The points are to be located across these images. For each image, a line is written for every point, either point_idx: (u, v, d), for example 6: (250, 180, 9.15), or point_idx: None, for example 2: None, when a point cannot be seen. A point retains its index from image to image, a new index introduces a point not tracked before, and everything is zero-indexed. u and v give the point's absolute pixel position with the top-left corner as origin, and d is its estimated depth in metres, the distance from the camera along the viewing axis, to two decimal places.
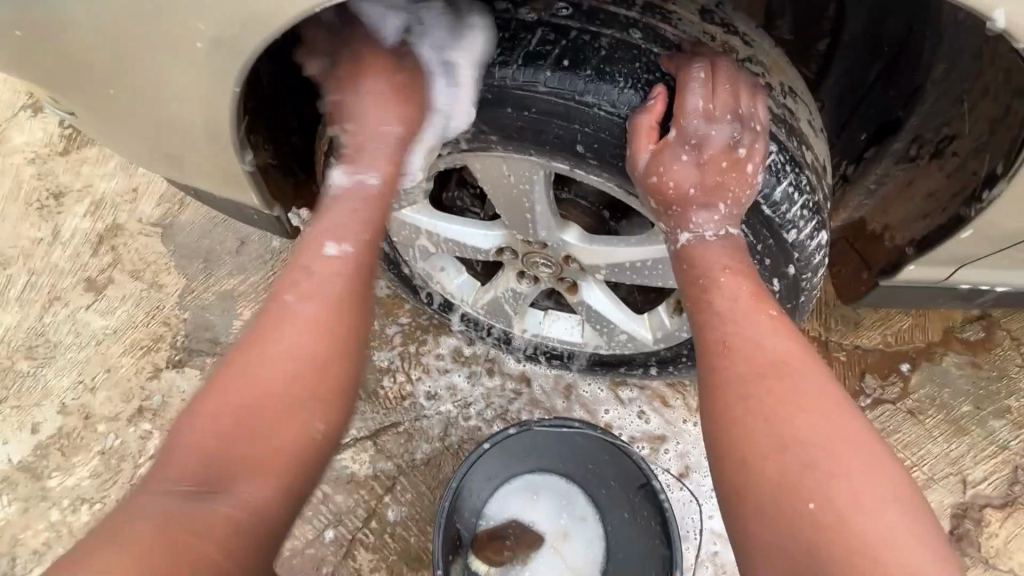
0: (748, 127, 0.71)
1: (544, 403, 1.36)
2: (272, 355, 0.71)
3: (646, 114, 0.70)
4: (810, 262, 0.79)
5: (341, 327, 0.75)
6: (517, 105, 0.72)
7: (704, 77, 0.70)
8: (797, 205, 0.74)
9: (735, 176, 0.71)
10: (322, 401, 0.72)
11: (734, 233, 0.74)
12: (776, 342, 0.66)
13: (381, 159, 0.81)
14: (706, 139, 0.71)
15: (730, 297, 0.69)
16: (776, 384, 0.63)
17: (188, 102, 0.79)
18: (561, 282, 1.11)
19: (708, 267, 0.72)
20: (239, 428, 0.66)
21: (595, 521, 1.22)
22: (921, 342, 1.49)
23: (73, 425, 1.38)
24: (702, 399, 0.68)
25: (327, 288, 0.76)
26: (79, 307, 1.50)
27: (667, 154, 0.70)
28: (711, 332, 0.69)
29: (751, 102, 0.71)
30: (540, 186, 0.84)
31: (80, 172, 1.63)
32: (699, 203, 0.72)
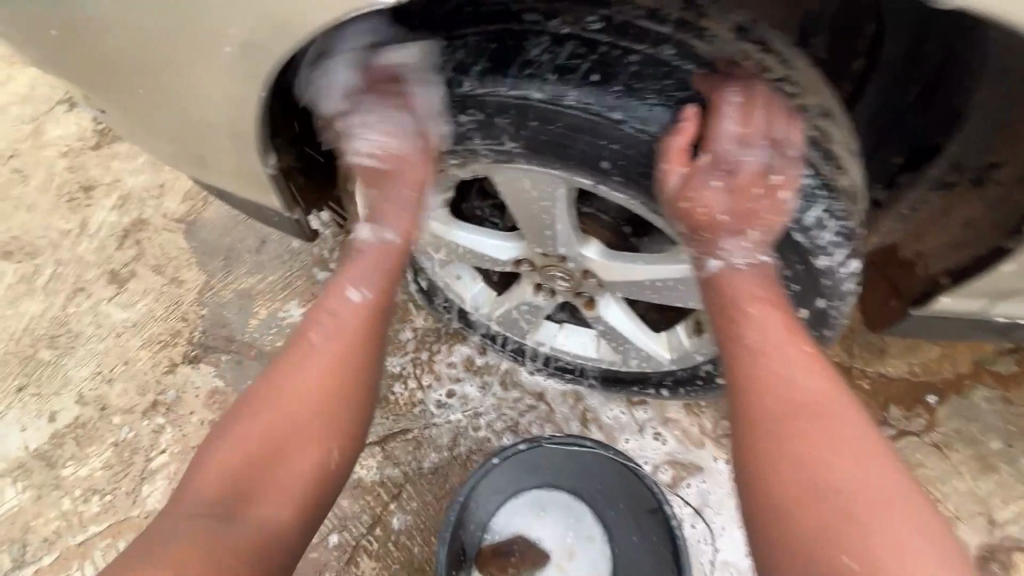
0: (784, 153, 0.71)
1: (554, 417, 1.35)
2: (303, 385, 0.82)
3: (676, 137, 0.69)
4: (839, 290, 0.77)
5: (363, 364, 0.86)
6: (540, 118, 0.71)
7: (739, 101, 0.69)
8: (829, 231, 0.72)
9: (768, 204, 0.72)
10: (337, 426, 0.83)
11: (766, 259, 0.75)
12: (808, 379, 0.68)
13: (401, 218, 0.91)
14: (739, 165, 0.75)
15: (762, 330, 0.71)
16: (806, 422, 0.66)
17: (215, 104, 0.79)
18: (578, 297, 1.09)
19: (742, 301, 0.73)
20: (267, 447, 0.78)
21: (603, 542, 1.19)
22: (949, 374, 1.44)
23: (89, 416, 1.40)
24: (734, 429, 0.71)
25: (347, 326, 0.86)
26: (102, 299, 1.53)
27: (696, 180, 0.73)
28: (743, 364, 0.71)
29: (787, 126, 0.70)
30: (562, 202, 0.83)
31: (109, 167, 1.67)
32: (727, 229, 0.75)
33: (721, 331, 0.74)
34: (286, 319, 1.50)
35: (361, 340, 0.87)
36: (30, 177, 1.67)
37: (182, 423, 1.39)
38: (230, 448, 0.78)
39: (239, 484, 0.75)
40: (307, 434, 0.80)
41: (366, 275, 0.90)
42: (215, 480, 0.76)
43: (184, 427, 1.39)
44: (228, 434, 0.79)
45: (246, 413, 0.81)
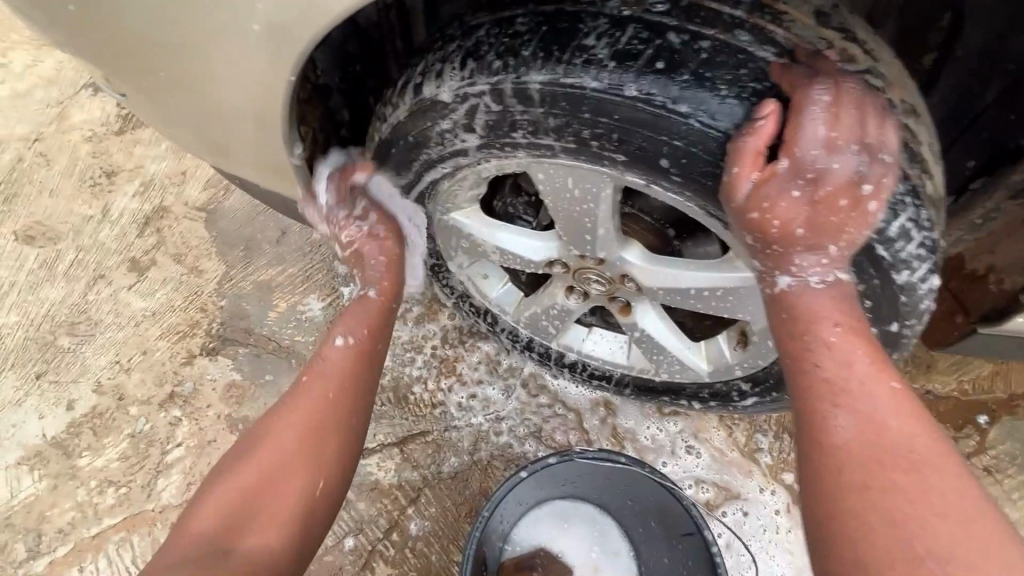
0: (877, 158, 0.60)
1: (578, 423, 1.30)
2: (288, 426, 0.83)
3: (753, 137, 0.60)
4: (916, 307, 0.71)
5: (350, 401, 0.86)
6: (595, 111, 0.65)
7: (827, 100, 0.59)
8: (914, 244, 0.65)
9: (854, 217, 0.61)
10: (330, 467, 0.82)
11: (842, 277, 0.64)
12: (898, 420, 0.57)
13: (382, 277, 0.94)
14: (826, 174, 0.59)
15: (842, 360, 0.60)
16: (893, 470, 0.54)
17: (238, 88, 0.75)
18: (612, 302, 1.03)
19: (814, 321, 0.62)
20: (255, 490, 0.77)
21: (629, 557, 1.15)
22: (1002, 393, 1.35)
23: (106, 406, 1.38)
24: (803, 477, 0.60)
25: (337, 370, 0.88)
26: (122, 287, 1.51)
27: (771, 188, 0.60)
28: (815, 396, 0.60)
29: (882, 128, 0.60)
30: (605, 205, 0.78)
31: (132, 152, 1.65)
32: (805, 244, 0.62)
33: (787, 356, 0.63)
34: (306, 313, 1.47)
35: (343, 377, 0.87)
36: (53, 161, 1.65)
37: (198, 417, 1.37)
38: (220, 496, 0.77)
39: (226, 530, 0.73)
40: (292, 470, 0.79)
41: (354, 326, 0.91)
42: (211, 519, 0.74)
43: (200, 421, 1.36)
44: (219, 486, 0.78)
45: (235, 463, 0.81)
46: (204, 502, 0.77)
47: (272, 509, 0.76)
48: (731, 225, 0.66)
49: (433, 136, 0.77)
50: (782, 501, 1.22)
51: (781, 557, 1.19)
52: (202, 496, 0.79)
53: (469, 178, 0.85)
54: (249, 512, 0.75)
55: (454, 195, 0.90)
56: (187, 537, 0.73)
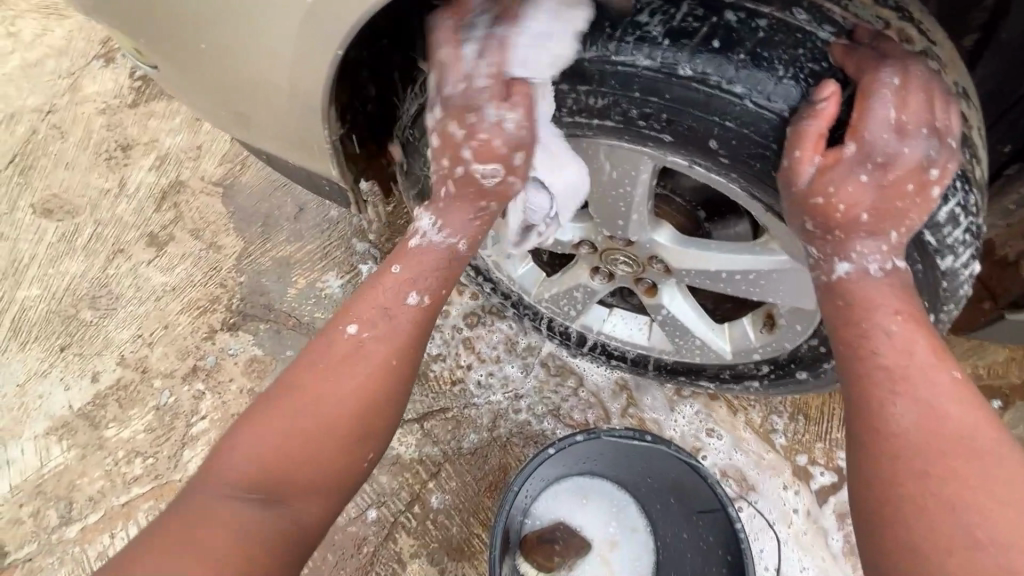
0: (946, 143, 0.61)
1: (597, 402, 1.33)
2: (344, 379, 0.72)
3: (817, 120, 0.61)
4: (954, 293, 0.71)
5: (409, 363, 0.76)
6: (645, 90, 0.64)
7: (897, 84, 0.60)
8: (960, 229, 0.65)
9: (920, 202, 0.63)
10: (383, 435, 0.73)
11: (899, 264, 0.65)
12: (959, 410, 0.57)
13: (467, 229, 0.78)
14: (895, 158, 0.61)
15: (901, 347, 0.61)
16: (953, 459, 0.55)
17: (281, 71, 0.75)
18: (638, 283, 1.03)
19: (874, 308, 0.63)
20: (303, 445, 0.68)
21: (647, 533, 1.19)
22: (1017, 379, 1.36)
23: (130, 378, 1.40)
24: (852, 461, 0.61)
25: (400, 329, 0.75)
26: (142, 262, 1.52)
27: (838, 172, 0.62)
28: (873, 382, 0.60)
29: (948, 113, 0.61)
30: (642, 187, 0.77)
31: (147, 126, 1.64)
32: (867, 228, 0.63)
33: (842, 343, 0.64)
34: (325, 290, 1.48)
35: (407, 339, 0.76)
36: (67, 133, 1.64)
37: (221, 391, 1.39)
38: (263, 441, 0.67)
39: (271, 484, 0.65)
40: (347, 431, 0.70)
41: (427, 284, 0.77)
42: (241, 475, 0.65)
43: (223, 394, 1.38)
44: (260, 430, 0.68)
45: (281, 406, 0.69)
46: (244, 440, 0.67)
47: (320, 467, 0.68)
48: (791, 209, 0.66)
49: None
50: (805, 502, 1.23)
51: (795, 550, 1.20)
52: (238, 430, 0.69)
53: None
54: (296, 467, 0.67)
55: None
56: (224, 479, 0.65)
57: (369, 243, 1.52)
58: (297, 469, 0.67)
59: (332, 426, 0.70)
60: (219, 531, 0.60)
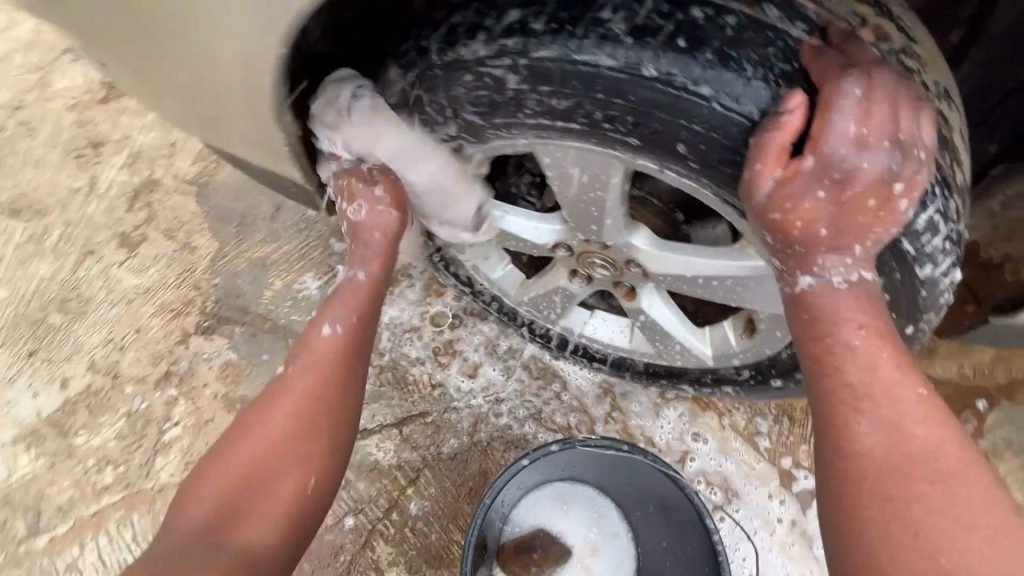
0: (910, 156, 0.57)
1: (579, 405, 1.30)
2: (276, 413, 0.78)
3: (780, 131, 0.56)
4: (935, 301, 0.69)
5: (340, 387, 0.82)
6: (609, 91, 0.61)
7: (859, 93, 0.55)
8: (940, 237, 0.62)
9: (883, 216, 0.59)
10: (321, 456, 0.78)
11: (867, 277, 0.61)
12: (924, 429, 0.56)
13: (375, 260, 0.88)
14: (855, 174, 0.56)
15: (866, 365, 0.58)
16: (919, 482, 0.53)
17: (230, 65, 0.70)
18: (616, 287, 1.00)
19: (836, 322, 0.60)
20: (243, 480, 0.74)
21: (628, 540, 1.16)
22: (1003, 378, 1.34)
23: (101, 384, 1.36)
24: (820, 483, 0.59)
25: (324, 359, 0.82)
26: (113, 263, 1.48)
27: (795, 188, 0.57)
28: (838, 402, 0.58)
29: (915, 122, 0.57)
30: (614, 191, 0.74)
31: (118, 122, 1.59)
32: (828, 245, 0.59)
33: (806, 359, 0.61)
34: (302, 292, 1.44)
35: (332, 366, 0.83)
36: (36, 130, 1.59)
37: (195, 396, 1.35)
38: (207, 489, 0.73)
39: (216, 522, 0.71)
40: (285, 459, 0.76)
41: (344, 313, 0.85)
42: (192, 522, 0.71)
43: (197, 400, 1.35)
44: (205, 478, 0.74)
45: (223, 453, 0.76)
46: (191, 492, 0.74)
47: (263, 497, 0.74)
48: (750, 223, 0.62)
49: (444, 99, 0.71)
50: (789, 512, 1.21)
51: (778, 555, 1.19)
52: (187, 485, 0.75)
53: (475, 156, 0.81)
54: (240, 503, 0.72)
55: None
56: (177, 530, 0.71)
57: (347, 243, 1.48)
58: (240, 504, 0.72)
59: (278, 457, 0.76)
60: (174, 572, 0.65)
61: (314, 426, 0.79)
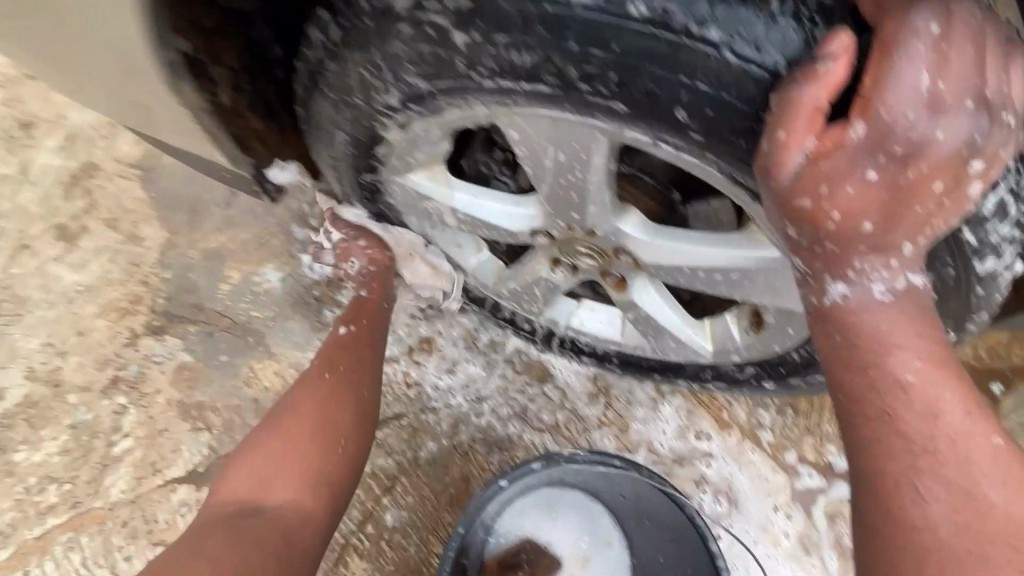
0: (998, 122, 0.44)
1: (568, 403, 1.20)
2: (302, 396, 0.89)
3: (813, 86, 0.44)
4: (991, 298, 0.58)
5: (358, 373, 0.95)
6: (585, 40, 0.48)
7: (936, 34, 0.41)
8: (1008, 223, 0.51)
9: (948, 204, 0.46)
10: (345, 429, 0.88)
11: (915, 282, 0.50)
12: (996, 490, 0.47)
13: (371, 284, 1.05)
14: (922, 145, 0.43)
15: (926, 412, 0.48)
16: (997, 562, 0.45)
17: (86, 4, 0.62)
18: (605, 277, 0.88)
19: (890, 358, 0.49)
20: (278, 452, 0.83)
21: (621, 549, 1.07)
22: (1020, 360, 1.25)
23: (41, 395, 1.23)
24: (869, 556, 0.49)
25: (341, 352, 0.97)
26: (49, 259, 1.33)
27: (835, 164, 0.44)
28: (893, 457, 0.48)
29: (1005, 75, 0.44)
30: (597, 169, 0.62)
31: (50, 100, 1.42)
32: (873, 242, 0.47)
33: (850, 400, 0.51)
34: (262, 285, 1.31)
35: (349, 354, 0.97)
36: None
37: (147, 404, 1.23)
38: (245, 466, 0.82)
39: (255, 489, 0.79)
40: (312, 433, 0.85)
41: (355, 316, 1.03)
42: (231, 491, 0.80)
43: (149, 409, 1.23)
44: (243, 460, 0.83)
45: (260, 438, 0.85)
46: (229, 474, 0.83)
47: (294, 465, 0.82)
48: (769, 210, 0.50)
49: (382, 60, 0.57)
50: (795, 527, 1.14)
51: (785, 563, 1.13)
52: (226, 470, 0.84)
53: (434, 132, 0.66)
54: (275, 470, 0.81)
55: (408, 154, 0.72)
56: (219, 502, 0.79)
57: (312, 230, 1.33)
58: (275, 472, 0.81)
59: (301, 444, 0.84)
60: (222, 533, 0.72)
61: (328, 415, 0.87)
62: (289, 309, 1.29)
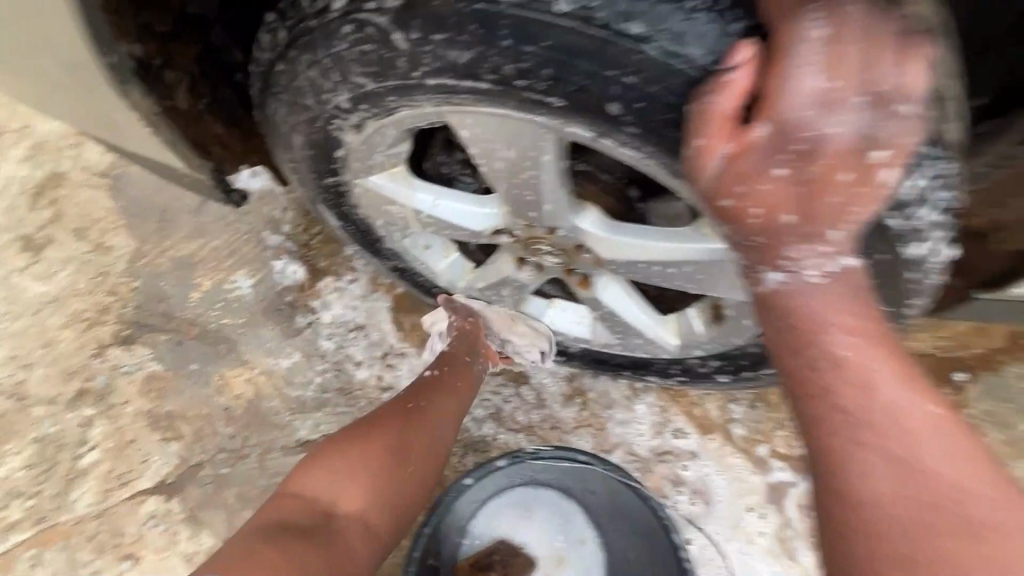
0: (897, 116, 0.44)
1: (542, 403, 1.21)
2: (389, 421, 0.89)
3: (722, 94, 0.47)
4: (920, 283, 0.62)
5: (443, 419, 0.94)
6: (517, 36, 0.50)
7: (826, 33, 0.42)
8: (930, 208, 0.55)
9: (862, 193, 0.47)
10: (420, 474, 0.87)
11: (849, 265, 0.51)
12: (934, 456, 0.49)
13: (467, 352, 1.02)
14: (820, 143, 0.44)
15: (862, 387, 0.50)
16: (939, 528, 0.47)
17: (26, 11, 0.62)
18: (570, 275, 0.89)
19: (827, 335, 0.51)
20: (362, 467, 0.82)
21: (596, 546, 1.07)
22: (982, 349, 1.28)
23: (5, 408, 1.21)
24: (824, 532, 0.52)
25: (433, 391, 0.96)
26: (14, 271, 1.31)
27: (748, 163, 0.46)
28: (834, 433, 0.50)
29: (909, 65, 0.42)
30: (547, 167, 0.63)
31: (16, 110, 1.40)
32: (797, 232, 0.49)
33: (792, 383, 0.53)
34: (232, 292, 1.29)
35: (441, 399, 0.96)
36: None
37: (115, 415, 1.21)
38: (332, 464, 0.81)
39: (332, 496, 0.78)
40: (394, 460, 0.84)
41: (451, 364, 1.01)
42: (310, 490, 0.78)
43: (117, 420, 1.21)
44: (325, 460, 0.82)
45: (347, 442, 0.84)
46: (311, 466, 0.81)
47: (375, 487, 0.81)
48: (703, 210, 0.53)
49: (329, 59, 0.58)
50: (767, 522, 1.15)
51: (761, 559, 1.14)
52: (306, 463, 0.82)
53: (388, 133, 0.67)
54: (357, 486, 0.80)
55: (365, 156, 0.73)
56: (291, 500, 0.76)
57: (283, 236, 1.32)
58: (357, 489, 0.80)
59: (379, 465, 0.83)
60: (304, 532, 0.71)
61: (408, 438, 0.88)
62: (260, 315, 1.28)
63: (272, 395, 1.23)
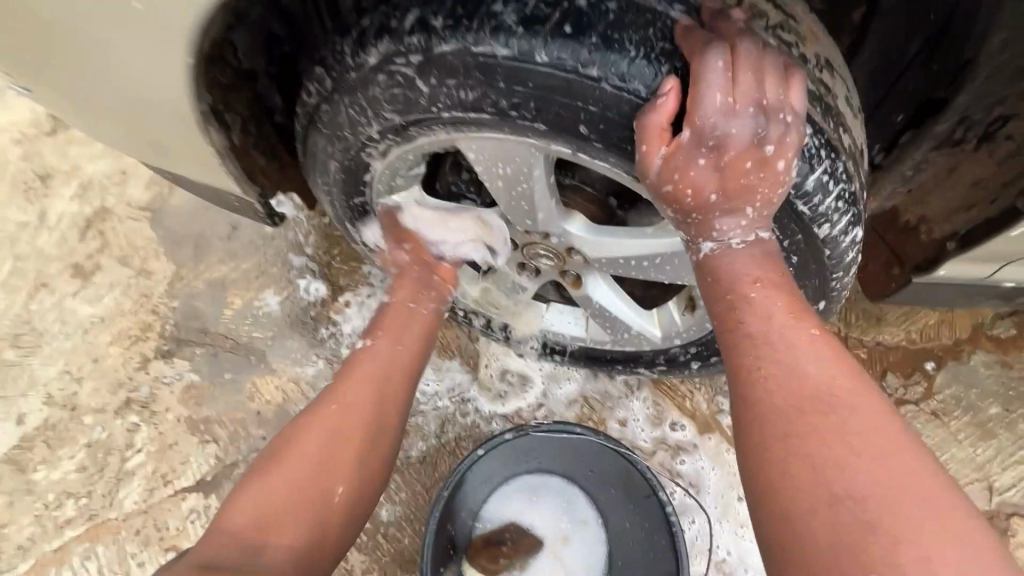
0: (777, 119, 0.61)
1: (544, 399, 1.32)
2: (327, 420, 0.87)
3: (656, 113, 0.62)
4: (841, 258, 0.75)
5: (384, 408, 0.92)
6: (508, 79, 0.65)
7: (724, 65, 0.60)
8: (832, 196, 0.68)
9: (766, 176, 0.63)
10: (358, 471, 0.86)
11: (764, 236, 0.66)
12: (816, 366, 0.58)
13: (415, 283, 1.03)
14: (725, 139, 0.61)
15: (761, 316, 0.62)
16: (818, 419, 0.55)
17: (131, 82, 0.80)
18: (563, 276, 1.03)
19: (735, 280, 0.64)
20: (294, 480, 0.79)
21: (597, 525, 1.18)
22: (948, 340, 1.39)
23: (58, 417, 1.34)
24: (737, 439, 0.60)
25: (370, 375, 0.94)
26: (66, 295, 1.45)
27: (678, 159, 0.62)
28: (740, 350, 0.62)
29: (781, 89, 0.62)
30: (539, 180, 0.78)
31: (66, 153, 1.56)
32: (721, 209, 0.64)
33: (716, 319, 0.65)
34: (262, 309, 1.43)
35: (379, 379, 0.94)
36: None
37: (157, 421, 1.34)
38: (263, 488, 0.78)
39: (262, 522, 0.74)
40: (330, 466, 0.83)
41: (390, 334, 1.00)
42: (236, 521, 0.74)
43: (160, 425, 1.33)
44: (253, 489, 0.78)
45: (278, 459, 0.82)
46: (240, 499, 0.77)
47: (309, 499, 0.79)
48: (653, 201, 0.68)
49: (364, 100, 0.74)
50: None
51: (749, 537, 1.24)
52: (235, 498, 0.77)
53: (407, 157, 0.82)
54: (287, 508, 0.77)
55: (390, 178, 0.87)
56: (219, 536, 0.71)
57: (307, 257, 1.47)
58: (287, 510, 0.77)
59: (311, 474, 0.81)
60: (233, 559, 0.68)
61: (339, 458, 0.84)
62: (287, 328, 1.41)
63: (300, 399, 1.35)
